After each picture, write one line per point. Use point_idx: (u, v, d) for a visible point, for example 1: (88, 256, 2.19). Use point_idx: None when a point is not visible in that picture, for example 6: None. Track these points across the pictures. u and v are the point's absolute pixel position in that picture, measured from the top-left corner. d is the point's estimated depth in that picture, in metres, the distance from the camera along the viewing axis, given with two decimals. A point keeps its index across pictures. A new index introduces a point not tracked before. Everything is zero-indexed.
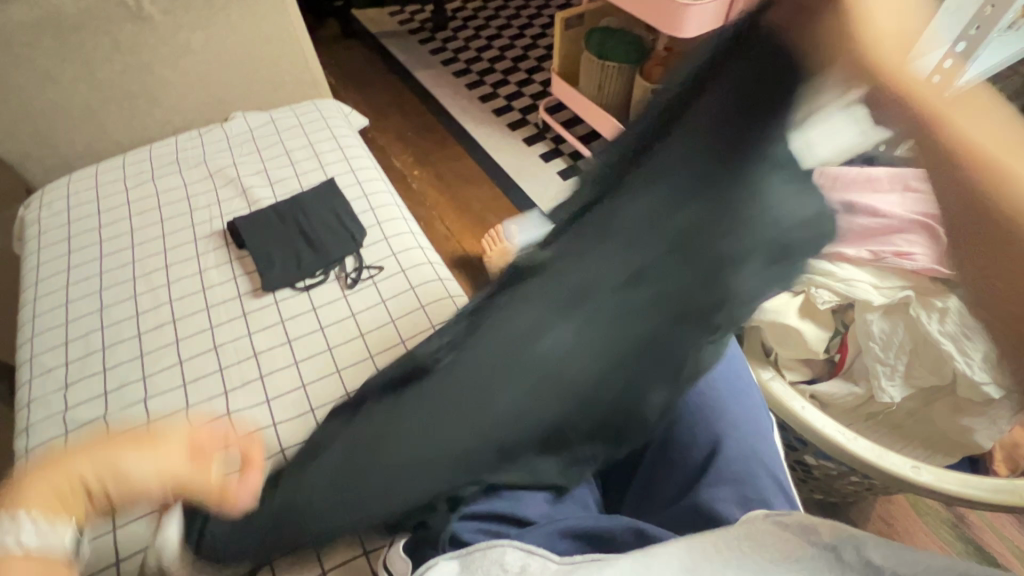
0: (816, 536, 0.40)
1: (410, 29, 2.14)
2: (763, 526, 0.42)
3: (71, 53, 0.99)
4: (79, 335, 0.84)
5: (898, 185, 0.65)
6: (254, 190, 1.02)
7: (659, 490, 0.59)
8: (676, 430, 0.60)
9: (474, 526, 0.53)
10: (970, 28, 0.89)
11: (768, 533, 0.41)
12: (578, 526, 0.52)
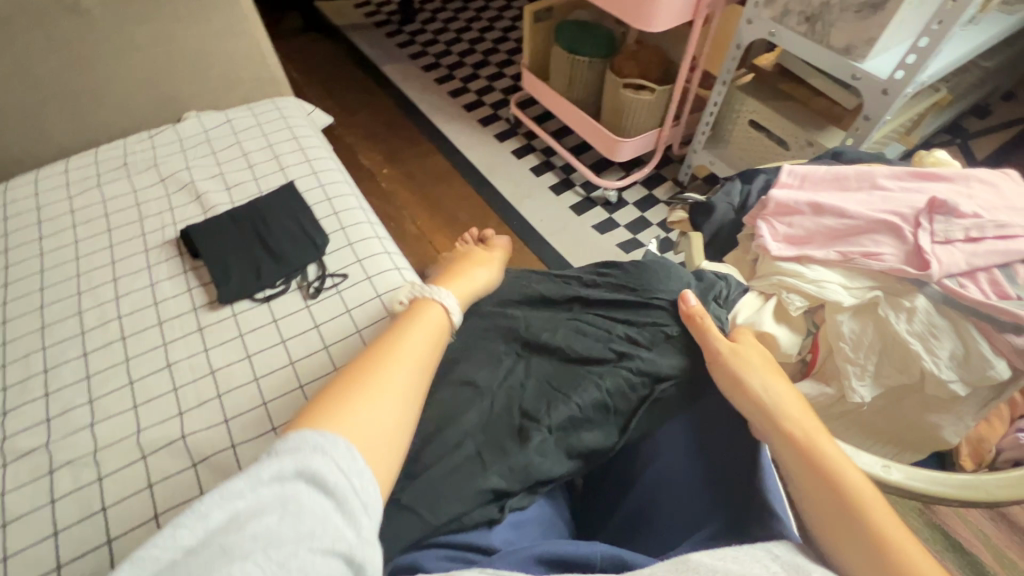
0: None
1: (376, 21, 2.08)
2: (749, 555, 0.42)
3: (2, 49, 0.92)
4: (18, 357, 0.78)
5: (865, 184, 0.71)
6: (209, 195, 0.96)
7: (646, 515, 0.56)
8: (668, 466, 0.57)
9: (441, 556, 0.50)
10: (931, 23, 0.89)
11: (753, 565, 0.41)
12: (555, 552, 0.49)
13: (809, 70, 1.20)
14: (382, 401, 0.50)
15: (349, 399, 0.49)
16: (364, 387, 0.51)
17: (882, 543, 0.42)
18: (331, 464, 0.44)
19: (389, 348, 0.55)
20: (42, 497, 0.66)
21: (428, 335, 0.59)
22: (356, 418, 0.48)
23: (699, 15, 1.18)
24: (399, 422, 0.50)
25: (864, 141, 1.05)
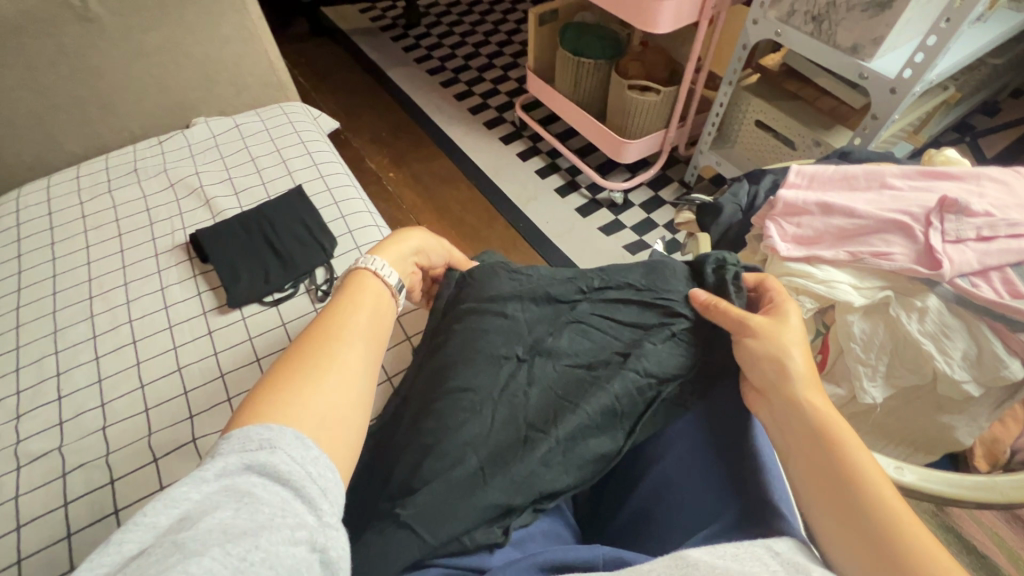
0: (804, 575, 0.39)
1: (382, 26, 2.09)
2: (750, 552, 0.41)
3: (14, 59, 0.93)
4: (31, 361, 0.79)
5: (874, 183, 0.70)
6: (218, 200, 0.97)
7: (650, 517, 0.55)
8: (670, 470, 0.57)
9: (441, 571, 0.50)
10: (939, 21, 0.89)
11: (753, 563, 0.40)
12: (557, 558, 0.49)
13: (816, 69, 1.19)
14: (325, 385, 0.48)
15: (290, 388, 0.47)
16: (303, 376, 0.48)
17: (887, 522, 0.42)
18: (273, 449, 0.41)
19: (327, 333, 0.53)
20: (56, 500, 0.67)
21: (371, 317, 0.57)
22: (302, 405, 0.46)
23: (705, 16, 1.17)
24: (344, 401, 0.48)
25: (872, 140, 1.05)
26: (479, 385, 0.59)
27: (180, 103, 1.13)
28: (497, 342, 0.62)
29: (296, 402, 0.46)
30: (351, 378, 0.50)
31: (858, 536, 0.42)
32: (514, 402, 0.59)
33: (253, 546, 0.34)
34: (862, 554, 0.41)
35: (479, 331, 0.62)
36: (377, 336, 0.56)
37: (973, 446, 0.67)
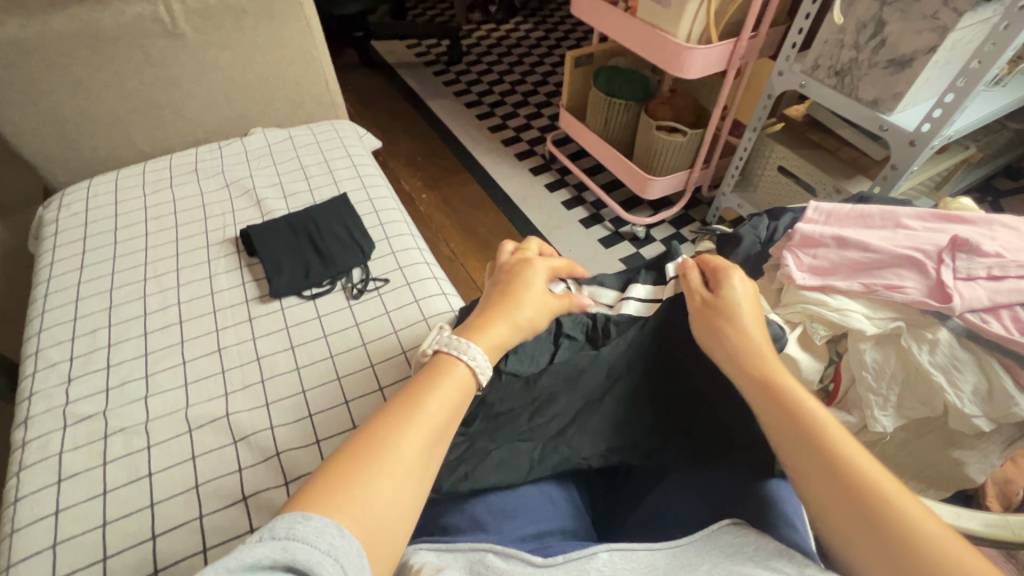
0: (768, 547, 0.45)
1: (426, 61, 2.24)
2: (726, 541, 0.46)
3: (105, 64, 1.04)
4: (86, 332, 0.85)
5: (889, 223, 0.74)
6: (268, 201, 1.05)
7: (657, 525, 0.54)
8: (684, 481, 0.56)
9: (458, 562, 0.46)
10: (957, 80, 0.93)
11: (733, 553, 0.45)
12: (564, 550, 0.48)
13: (838, 121, 1.25)
14: (390, 474, 0.45)
15: (435, 422, 0.49)
16: (421, 386, 0.51)
17: (802, 415, 0.48)
18: (313, 547, 0.38)
19: (375, 441, 0.46)
20: (95, 459, 0.71)
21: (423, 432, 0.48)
22: (394, 447, 0.46)
23: (733, 66, 1.24)
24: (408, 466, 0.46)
25: (892, 189, 1.08)
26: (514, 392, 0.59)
27: (241, 114, 1.23)
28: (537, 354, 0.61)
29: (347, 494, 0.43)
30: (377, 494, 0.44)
31: (813, 463, 0.46)
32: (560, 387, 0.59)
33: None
34: (827, 501, 0.44)
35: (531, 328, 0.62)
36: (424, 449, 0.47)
37: (984, 484, 0.68)
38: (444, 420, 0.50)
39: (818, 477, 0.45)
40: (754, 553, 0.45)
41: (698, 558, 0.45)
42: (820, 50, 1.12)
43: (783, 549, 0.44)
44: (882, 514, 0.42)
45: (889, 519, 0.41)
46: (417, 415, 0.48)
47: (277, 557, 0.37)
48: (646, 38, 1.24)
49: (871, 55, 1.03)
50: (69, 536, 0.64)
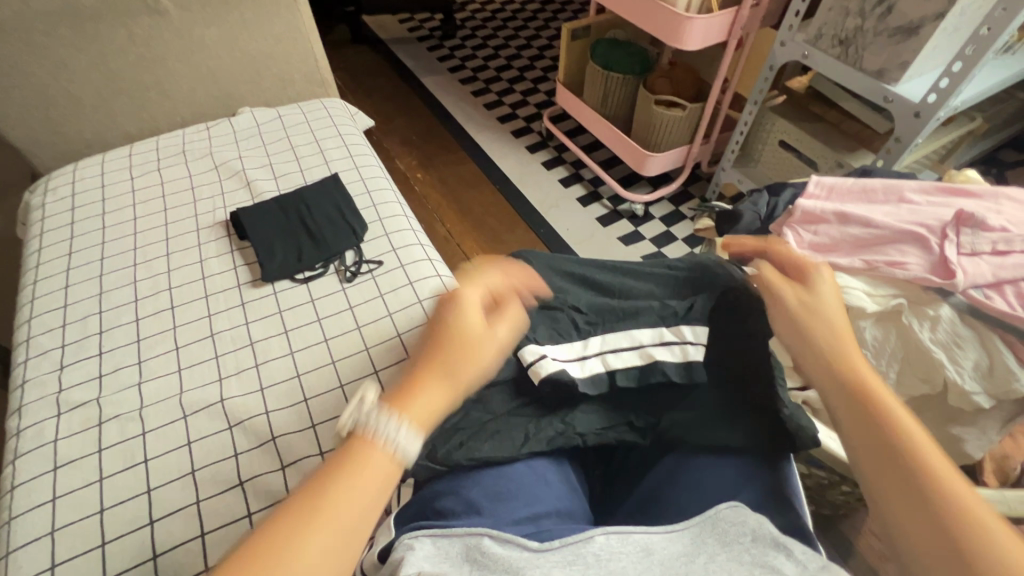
0: (764, 537, 0.46)
1: (419, 36, 2.18)
2: (725, 528, 0.47)
3: (86, 44, 1.01)
4: (76, 319, 0.84)
5: (892, 198, 0.72)
6: (258, 183, 1.03)
7: (652, 505, 0.53)
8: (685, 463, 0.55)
9: (455, 549, 0.46)
10: (965, 48, 0.90)
11: (731, 545, 0.45)
12: (561, 533, 0.48)
13: (842, 93, 1.22)
14: (322, 538, 0.41)
15: (372, 485, 0.46)
16: (331, 470, 0.46)
17: (875, 408, 0.45)
18: None
19: (316, 495, 0.43)
20: (91, 446, 0.70)
21: (363, 488, 0.45)
22: (295, 562, 0.39)
23: (734, 37, 1.21)
24: (348, 524, 0.43)
25: (896, 162, 1.05)
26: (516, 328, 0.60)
27: (229, 94, 1.19)
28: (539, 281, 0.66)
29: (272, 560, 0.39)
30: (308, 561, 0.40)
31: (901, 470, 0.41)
32: (557, 324, 0.61)
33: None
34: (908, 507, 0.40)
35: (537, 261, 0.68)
36: (364, 502, 0.44)
37: (981, 460, 0.68)
38: (360, 514, 0.44)
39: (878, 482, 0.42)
40: (750, 544, 0.45)
41: (696, 548, 0.45)
42: (824, 19, 1.08)
43: (780, 542, 0.45)
44: (959, 531, 0.37)
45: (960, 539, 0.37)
46: (329, 512, 0.42)
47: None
48: (644, 8, 1.20)
49: (876, 23, 0.99)
50: (67, 523, 0.64)
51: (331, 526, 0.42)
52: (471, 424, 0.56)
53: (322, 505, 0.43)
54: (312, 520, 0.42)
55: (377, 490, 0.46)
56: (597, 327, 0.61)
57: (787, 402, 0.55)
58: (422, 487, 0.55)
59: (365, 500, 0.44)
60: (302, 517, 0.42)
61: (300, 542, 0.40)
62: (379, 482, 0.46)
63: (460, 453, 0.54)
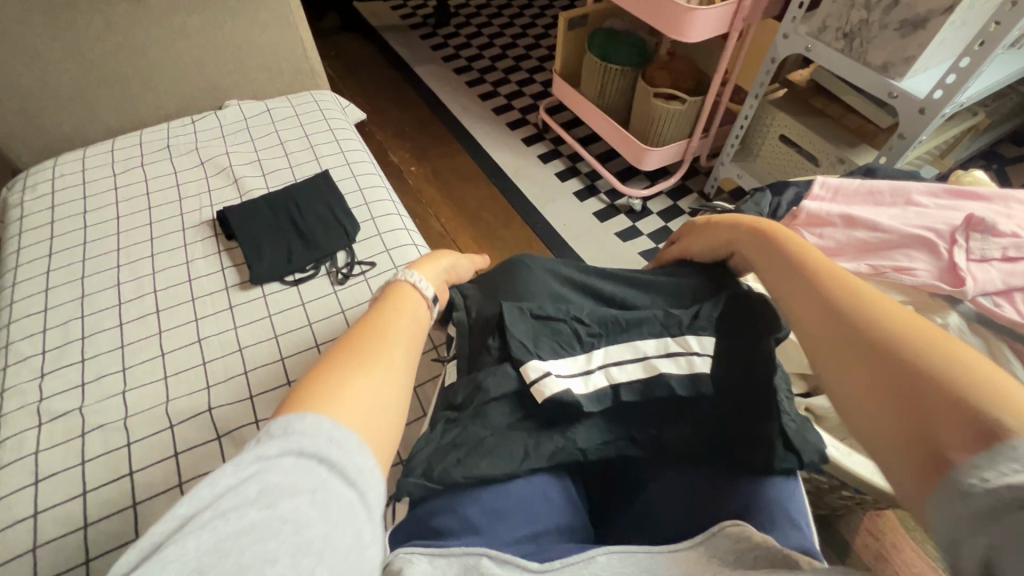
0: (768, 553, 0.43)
1: (412, 23, 2.12)
2: (727, 547, 0.45)
3: (62, 33, 0.96)
4: (58, 324, 0.81)
5: (899, 200, 0.70)
6: (246, 180, 0.99)
7: (653, 525, 0.52)
8: (687, 482, 0.53)
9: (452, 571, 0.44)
10: (973, 43, 0.88)
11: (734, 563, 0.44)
12: (561, 553, 0.46)
13: (844, 87, 1.19)
14: (379, 371, 0.50)
15: (405, 342, 0.56)
16: (379, 339, 0.54)
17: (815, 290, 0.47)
18: (316, 435, 0.40)
19: (364, 346, 0.52)
20: (73, 458, 0.68)
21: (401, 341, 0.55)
22: (362, 383, 0.47)
23: (735, 28, 1.18)
24: (394, 369, 0.52)
25: (898, 160, 1.04)
26: (517, 338, 0.57)
27: (215, 86, 1.15)
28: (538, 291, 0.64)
29: (343, 388, 0.46)
30: (371, 388, 0.48)
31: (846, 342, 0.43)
32: (559, 336, 0.58)
33: (242, 549, 0.31)
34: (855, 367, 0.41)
35: (534, 270, 0.66)
36: (400, 357, 0.54)
37: None
38: (401, 359, 0.54)
39: (848, 383, 0.41)
40: (755, 562, 0.43)
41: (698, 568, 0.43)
42: (828, 11, 1.05)
43: (786, 557, 0.43)
44: (898, 365, 0.38)
45: (935, 403, 0.35)
46: (386, 366, 0.51)
47: (288, 449, 0.38)
48: None
49: (882, 16, 0.97)
50: (50, 538, 0.62)
51: (382, 363, 0.51)
52: (469, 439, 0.54)
53: (372, 352, 0.52)
54: (366, 361, 0.50)
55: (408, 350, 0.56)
56: (602, 339, 0.58)
57: (793, 415, 0.53)
58: (418, 503, 0.53)
59: (403, 351, 0.55)
60: (355, 360, 0.50)
61: (362, 375, 0.48)
62: (409, 343, 0.57)
63: (458, 471, 0.52)
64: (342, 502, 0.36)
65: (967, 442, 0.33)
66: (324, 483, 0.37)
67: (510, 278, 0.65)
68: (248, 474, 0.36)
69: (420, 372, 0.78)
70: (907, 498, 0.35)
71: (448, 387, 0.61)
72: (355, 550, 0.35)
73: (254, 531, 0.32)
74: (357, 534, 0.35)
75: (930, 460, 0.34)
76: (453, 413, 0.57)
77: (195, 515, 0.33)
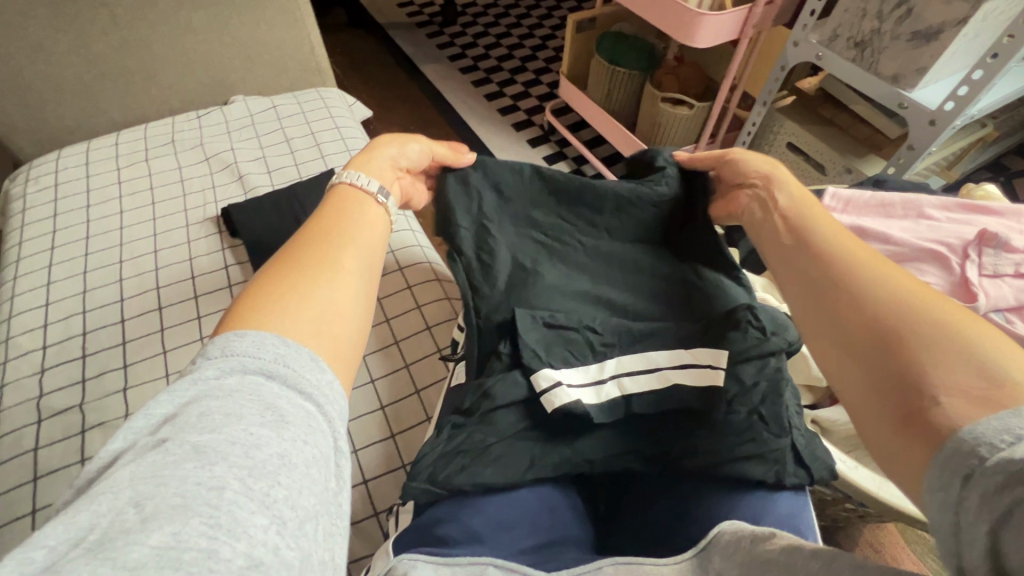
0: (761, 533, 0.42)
1: (418, 21, 2.11)
2: (727, 542, 0.44)
3: (67, 25, 0.95)
4: (59, 319, 0.80)
5: (911, 213, 0.70)
6: (250, 177, 0.99)
7: (660, 539, 0.51)
8: (696, 499, 0.52)
9: None
10: (986, 56, 0.87)
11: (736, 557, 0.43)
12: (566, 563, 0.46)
13: (853, 95, 1.19)
14: (333, 285, 0.45)
15: (366, 251, 0.51)
16: (334, 242, 0.50)
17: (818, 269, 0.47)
18: (255, 357, 0.37)
19: (319, 256, 0.48)
20: (72, 455, 0.67)
21: (360, 253, 0.51)
22: (313, 299, 0.43)
23: (745, 35, 1.17)
24: (349, 279, 0.47)
25: (906, 171, 1.03)
26: (528, 346, 0.57)
27: (220, 81, 1.14)
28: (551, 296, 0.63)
29: (290, 302, 0.42)
30: (322, 301, 0.43)
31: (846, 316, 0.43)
32: (571, 345, 0.58)
33: (186, 477, 0.29)
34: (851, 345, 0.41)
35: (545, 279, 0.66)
36: (360, 266, 0.49)
37: None
38: (357, 268, 0.49)
39: (847, 348, 0.42)
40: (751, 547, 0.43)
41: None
42: (840, 20, 1.05)
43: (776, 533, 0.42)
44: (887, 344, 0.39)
45: (932, 364, 0.36)
46: (340, 272, 0.47)
47: (229, 369, 0.36)
48: (654, 4, 1.16)
49: (895, 27, 0.96)
50: None
51: (335, 272, 0.47)
52: (475, 450, 0.53)
53: (323, 260, 0.47)
54: (317, 270, 0.46)
55: (370, 259, 0.51)
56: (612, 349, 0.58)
57: (803, 430, 0.54)
58: (423, 511, 0.53)
59: (360, 259, 0.50)
60: (306, 270, 0.46)
61: (314, 290, 0.44)
62: (367, 249, 0.52)
63: (462, 478, 0.52)
64: (299, 417, 0.35)
65: (963, 400, 0.33)
66: (273, 400, 0.35)
67: (520, 285, 0.65)
68: (188, 399, 0.34)
69: (425, 375, 0.77)
70: (885, 450, 0.37)
71: (454, 392, 0.61)
72: (319, 464, 0.34)
73: (195, 456, 0.30)
74: (319, 447, 0.34)
75: (916, 416, 0.35)
76: (458, 419, 0.56)
77: (133, 449, 0.32)
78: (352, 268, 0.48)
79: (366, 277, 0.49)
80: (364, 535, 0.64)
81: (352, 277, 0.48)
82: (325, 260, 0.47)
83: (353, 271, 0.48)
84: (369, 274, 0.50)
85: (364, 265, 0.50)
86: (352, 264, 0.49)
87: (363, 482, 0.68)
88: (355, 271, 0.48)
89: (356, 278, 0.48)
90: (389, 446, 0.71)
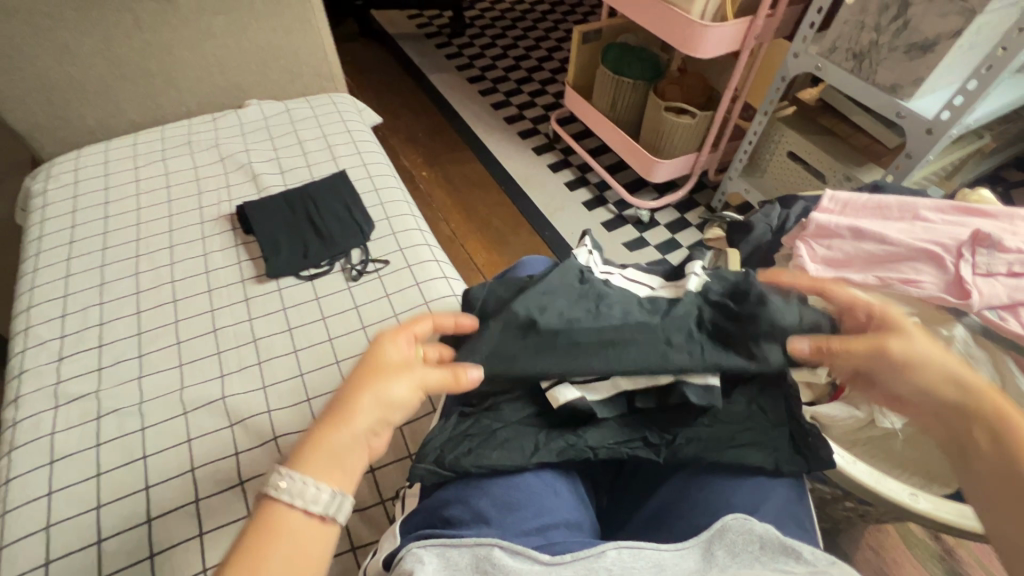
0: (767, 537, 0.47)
1: (427, 33, 2.16)
2: (734, 539, 0.47)
3: (93, 29, 0.99)
4: (77, 310, 0.83)
5: (906, 215, 0.72)
6: (264, 177, 1.01)
7: (659, 523, 0.53)
8: (695, 487, 0.54)
9: (464, 561, 0.45)
10: (980, 66, 0.89)
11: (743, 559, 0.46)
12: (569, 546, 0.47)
13: (852, 106, 1.22)
14: None
15: (310, 527, 0.43)
16: (270, 528, 0.43)
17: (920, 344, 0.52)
18: None
19: (254, 546, 0.41)
20: (88, 440, 0.69)
21: (300, 541, 0.43)
22: None
23: (747, 46, 1.20)
24: (290, 558, 0.42)
25: (904, 178, 1.05)
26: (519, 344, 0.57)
27: (236, 85, 1.18)
28: (559, 289, 0.61)
29: None
30: None
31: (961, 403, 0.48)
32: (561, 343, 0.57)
33: None
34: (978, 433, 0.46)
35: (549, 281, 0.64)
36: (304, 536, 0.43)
37: None
38: (300, 549, 0.43)
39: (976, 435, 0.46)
40: (759, 551, 0.47)
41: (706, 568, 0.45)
42: (839, 32, 1.08)
43: (788, 546, 0.47)
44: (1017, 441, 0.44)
45: None
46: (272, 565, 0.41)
47: None
48: (658, 15, 1.20)
49: (892, 38, 0.99)
50: (63, 518, 0.63)
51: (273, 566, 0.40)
52: (481, 436, 0.55)
53: (260, 555, 0.41)
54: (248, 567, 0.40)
55: (320, 528, 0.44)
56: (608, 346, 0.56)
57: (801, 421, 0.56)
58: (431, 494, 0.55)
59: (301, 546, 0.43)
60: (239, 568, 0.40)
61: None
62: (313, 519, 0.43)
63: (468, 461, 0.53)
64: None
65: None
66: None
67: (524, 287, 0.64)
68: None
69: None
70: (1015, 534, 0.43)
71: None
72: None
73: None
74: None
75: None
76: (467, 407, 0.59)
77: None
78: (294, 557, 0.42)
79: (315, 549, 0.43)
80: (370, 522, 0.66)
81: (294, 556, 0.42)
82: (261, 553, 0.41)
83: (286, 558, 0.42)
84: (316, 550, 0.43)
85: (313, 534, 0.43)
86: (294, 537, 0.43)
87: (370, 470, 0.69)
88: (293, 559, 0.42)
89: (299, 552, 0.42)
90: (396, 437, 0.73)
